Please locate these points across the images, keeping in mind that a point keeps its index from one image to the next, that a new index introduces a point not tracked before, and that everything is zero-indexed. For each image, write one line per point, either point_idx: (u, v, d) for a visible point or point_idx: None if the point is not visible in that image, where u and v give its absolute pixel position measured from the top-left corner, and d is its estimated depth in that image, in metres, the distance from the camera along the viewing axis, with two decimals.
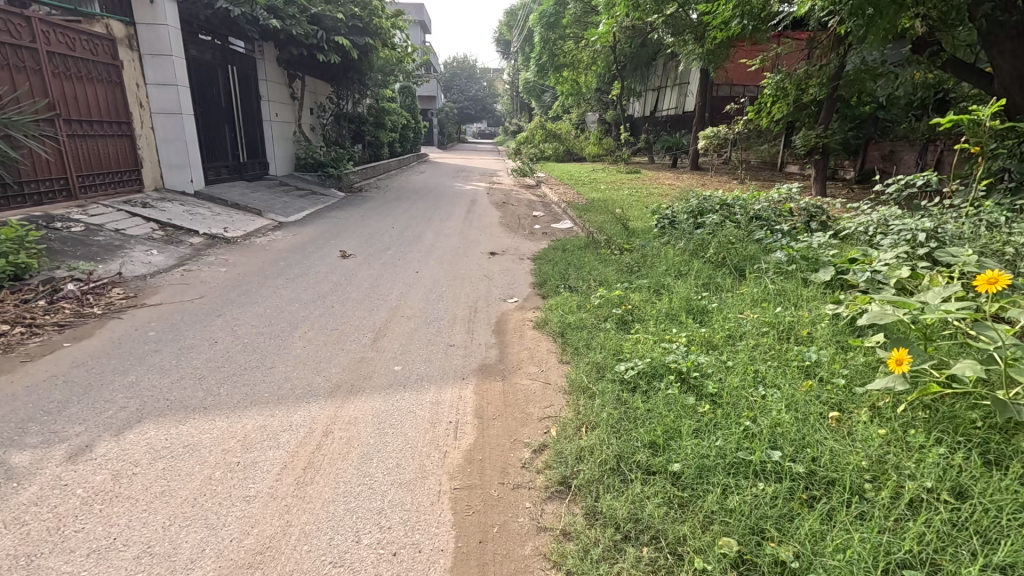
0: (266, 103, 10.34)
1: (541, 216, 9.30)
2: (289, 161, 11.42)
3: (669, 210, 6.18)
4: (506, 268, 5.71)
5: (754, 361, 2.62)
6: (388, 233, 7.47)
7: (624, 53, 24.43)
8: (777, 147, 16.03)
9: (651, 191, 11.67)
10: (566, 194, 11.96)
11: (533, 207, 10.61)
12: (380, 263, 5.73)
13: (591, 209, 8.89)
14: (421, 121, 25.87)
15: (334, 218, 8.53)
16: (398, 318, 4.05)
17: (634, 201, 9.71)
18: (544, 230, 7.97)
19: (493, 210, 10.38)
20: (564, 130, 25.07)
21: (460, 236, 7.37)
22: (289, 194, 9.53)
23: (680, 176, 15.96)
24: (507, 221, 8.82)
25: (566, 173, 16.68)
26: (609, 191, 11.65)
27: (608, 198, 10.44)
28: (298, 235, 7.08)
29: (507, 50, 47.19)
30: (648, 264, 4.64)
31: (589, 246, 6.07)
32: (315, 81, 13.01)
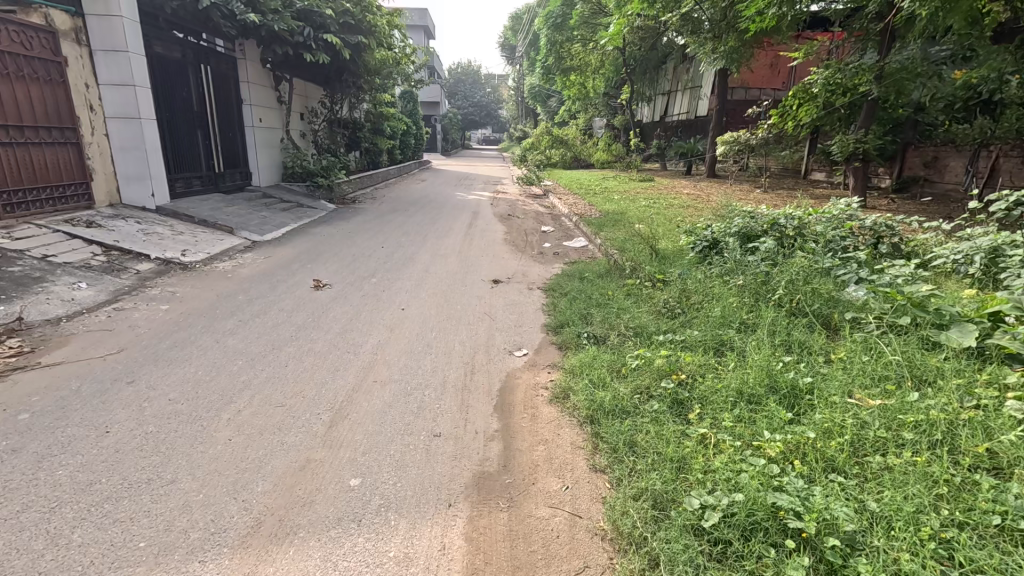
0: (248, 107, 9.43)
1: (551, 232, 8.35)
2: (275, 171, 10.50)
3: (708, 231, 5.17)
4: (511, 301, 4.72)
5: (924, 516, 1.60)
6: (376, 254, 6.50)
7: (634, 55, 23.48)
8: (800, 154, 15.00)
9: (670, 201, 10.66)
10: (577, 206, 11.00)
11: (542, 221, 9.65)
12: (360, 297, 4.74)
13: (606, 225, 7.92)
14: (423, 127, 24.96)
15: (318, 235, 7.57)
16: (369, 385, 3.05)
17: (654, 215, 8.73)
18: (554, 250, 6.99)
19: (497, 224, 9.41)
20: (571, 136, 24.14)
21: (458, 258, 6.38)
22: (270, 208, 8.60)
23: (696, 184, 14.92)
24: (512, 238, 7.86)
25: (574, 181, 15.70)
26: (624, 203, 10.65)
27: (624, 211, 9.45)
28: (272, 257, 6.12)
29: (511, 55, 46.42)
30: (695, 307, 3.64)
31: (611, 274, 5.08)
32: (306, 84, 12.11)
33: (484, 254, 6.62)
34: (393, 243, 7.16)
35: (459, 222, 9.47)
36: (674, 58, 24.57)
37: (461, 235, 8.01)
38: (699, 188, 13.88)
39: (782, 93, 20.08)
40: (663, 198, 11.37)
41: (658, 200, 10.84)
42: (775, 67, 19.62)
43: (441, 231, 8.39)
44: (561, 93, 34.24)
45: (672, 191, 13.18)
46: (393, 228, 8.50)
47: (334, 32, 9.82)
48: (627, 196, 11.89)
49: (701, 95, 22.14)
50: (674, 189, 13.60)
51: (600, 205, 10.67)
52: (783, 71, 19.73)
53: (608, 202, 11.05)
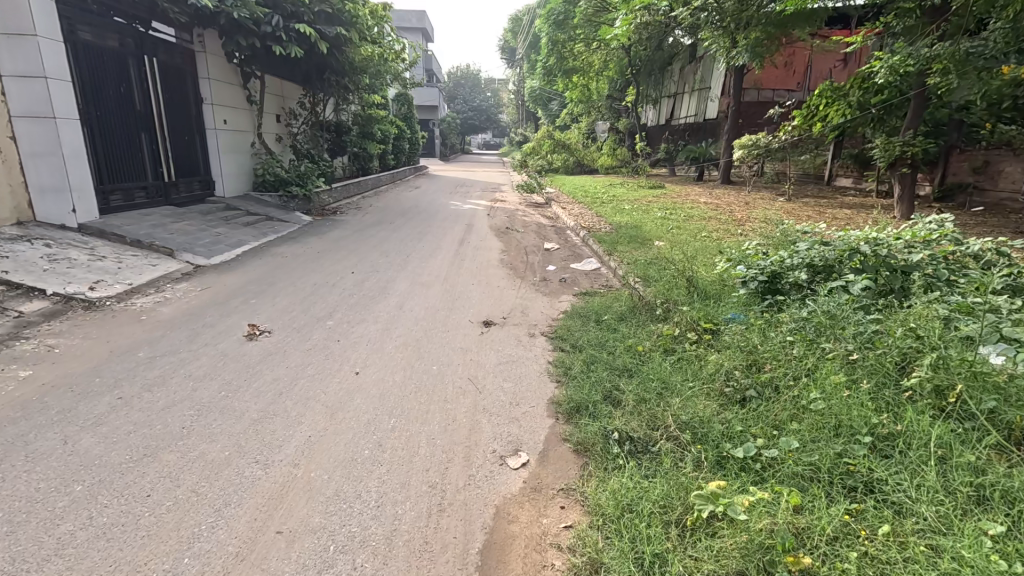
0: (209, 106, 8.33)
1: (555, 250, 7.20)
2: (245, 179, 9.36)
3: (762, 260, 3.99)
4: (506, 356, 3.55)
5: None
6: (345, 282, 5.34)
7: (639, 55, 22.44)
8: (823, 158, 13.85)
9: (688, 212, 9.52)
10: (584, 217, 9.88)
11: (545, 235, 8.52)
12: (306, 351, 3.57)
13: (621, 243, 6.79)
14: (420, 131, 23.95)
15: (281, 256, 6.41)
16: (269, 543, 1.86)
17: (674, 231, 7.60)
18: (560, 275, 5.82)
19: (493, 240, 8.25)
20: (574, 139, 23.01)
21: (444, 287, 5.22)
22: (230, 223, 7.45)
23: (710, 191, 13.82)
24: (512, 258, 6.71)
25: (579, 188, 14.59)
26: (636, 214, 9.49)
27: (639, 224, 8.32)
28: (213, 288, 4.96)
29: (511, 57, 45.54)
30: (778, 390, 2.47)
31: (637, 318, 3.93)
32: (282, 83, 10.99)
33: (476, 282, 5.46)
34: (370, 267, 6.01)
35: (452, 236, 8.34)
36: (681, 58, 23.52)
37: (452, 254, 6.87)
38: (715, 195, 12.75)
39: (798, 94, 19.87)
40: (679, 208, 10.26)
41: (674, 212, 9.71)
42: (790, 67, 19.57)
43: (429, 248, 7.27)
44: (564, 96, 33.22)
45: (686, 199, 12.10)
46: (374, 245, 7.37)
47: (307, 21, 8.72)
48: (638, 206, 10.77)
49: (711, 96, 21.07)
50: (688, 197, 12.47)
51: (609, 216, 9.54)
52: (799, 70, 19.59)
53: (618, 213, 9.92)
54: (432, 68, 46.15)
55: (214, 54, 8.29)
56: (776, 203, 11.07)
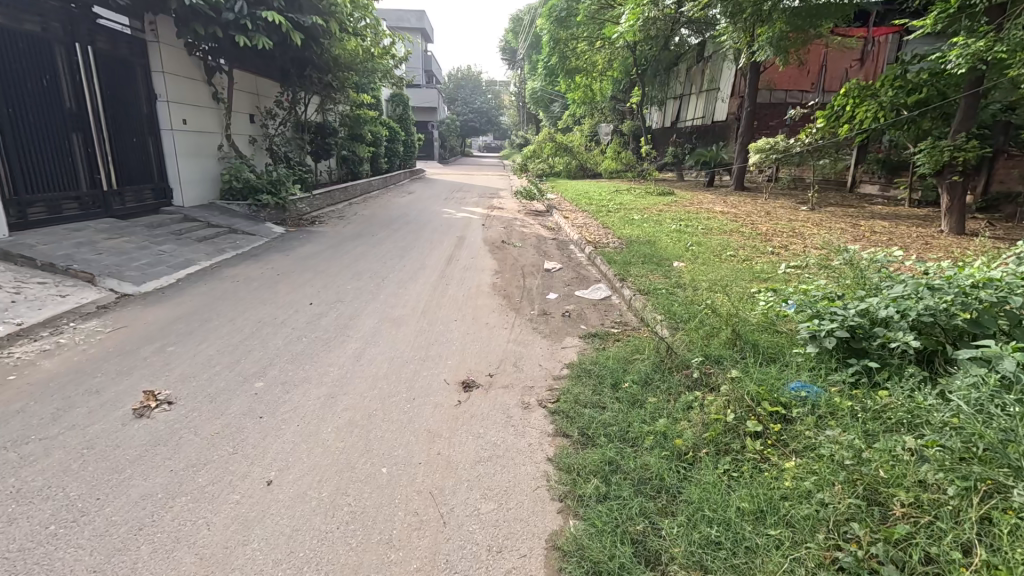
0: (164, 103, 7.34)
1: (557, 271, 6.20)
2: (210, 186, 8.37)
3: (835, 303, 2.98)
4: (488, 444, 2.54)
5: None
6: (300, 318, 4.33)
7: (645, 54, 21.50)
8: (845, 163, 12.86)
9: (705, 225, 8.51)
10: (590, 229, 8.88)
11: (545, 251, 7.51)
12: (211, 436, 2.57)
13: (634, 265, 5.78)
14: (416, 132, 22.95)
15: (232, 279, 5.41)
16: None
17: (694, 249, 6.59)
18: (562, 308, 4.79)
19: (486, 256, 7.26)
20: (576, 142, 21.77)
21: (420, 325, 4.21)
22: (181, 238, 6.47)
23: (724, 199, 12.80)
24: (505, 281, 5.70)
25: (582, 195, 13.57)
26: (647, 227, 8.48)
27: (653, 240, 7.32)
28: (128, 328, 3.96)
29: (512, 58, 44.73)
30: (934, 571, 1.48)
31: (669, 385, 2.92)
32: (258, 79, 10.01)
33: (460, 318, 4.44)
34: (334, 295, 5.00)
35: (439, 252, 7.33)
36: (689, 57, 22.49)
37: (436, 277, 5.86)
38: (730, 203, 11.75)
39: (811, 96, 19.27)
40: (695, 219, 9.24)
41: (690, 224, 8.70)
42: (803, 67, 18.94)
43: (411, 268, 6.26)
44: (566, 96, 32.20)
45: (701, 207, 11.11)
46: (349, 264, 6.38)
47: (278, 9, 7.75)
48: (648, 216, 9.76)
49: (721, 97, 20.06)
50: (703, 205, 11.46)
51: (618, 229, 8.53)
52: (813, 71, 18.95)
53: (627, 224, 8.90)
54: (431, 68, 45.24)
55: (169, 45, 7.31)
56: (800, 213, 10.07)
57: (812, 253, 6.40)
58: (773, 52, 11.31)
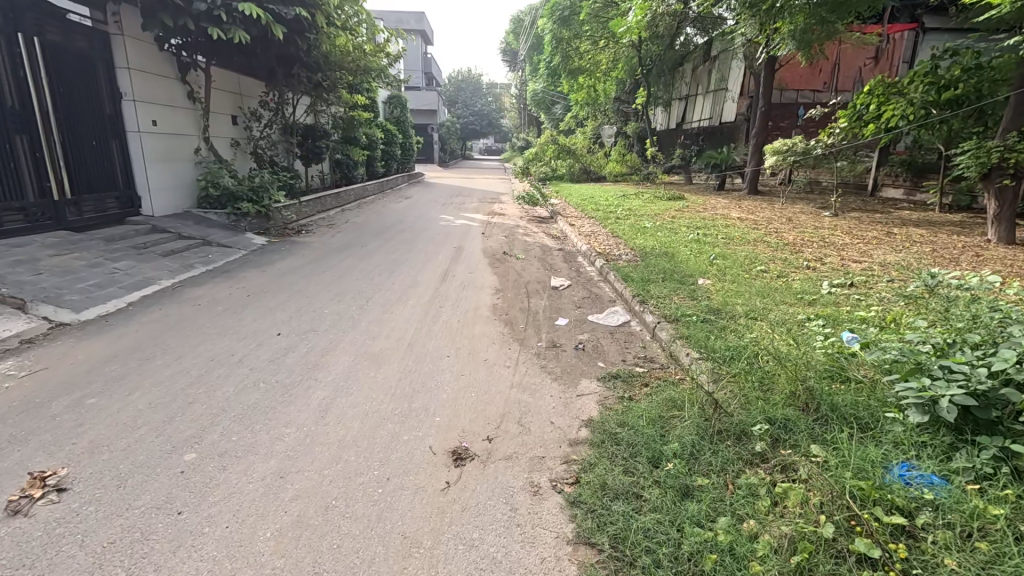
0: (130, 103, 6.67)
1: (565, 289, 5.49)
2: (184, 193, 7.68)
3: (944, 353, 2.28)
4: (484, 563, 1.83)
5: None
6: (261, 355, 3.61)
7: (650, 53, 20.87)
8: (866, 166, 12.16)
9: (725, 234, 7.80)
10: (599, 238, 8.17)
11: (550, 263, 6.82)
12: (105, 547, 1.87)
13: (654, 284, 5.08)
14: (415, 135, 22.30)
15: (193, 302, 4.70)
16: None
17: (719, 263, 5.89)
18: (573, 338, 4.09)
19: (486, 269, 6.55)
20: (577, 142, 20.94)
21: (404, 364, 3.50)
22: (142, 252, 5.77)
23: (739, 203, 12.11)
24: (508, 301, 5.00)
25: (587, 199, 12.88)
26: (662, 236, 7.79)
27: (670, 252, 6.63)
28: (48, 370, 3.26)
29: (513, 60, 44.24)
30: None
31: (723, 465, 2.21)
32: (241, 78, 9.34)
33: (453, 352, 3.74)
34: (307, 322, 4.29)
35: (434, 265, 6.64)
36: (695, 57, 21.87)
37: (428, 297, 5.16)
38: (746, 209, 11.07)
39: (823, 96, 18.63)
40: (713, 227, 8.55)
41: (708, 233, 8.00)
42: (815, 66, 18.33)
43: (400, 286, 5.56)
44: (569, 98, 31.56)
45: (716, 213, 10.42)
46: (331, 280, 5.69)
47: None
48: (661, 223, 9.07)
49: (730, 97, 19.40)
50: (717, 211, 10.78)
51: (629, 238, 7.83)
52: (825, 70, 18.31)
53: (639, 233, 8.20)
54: (432, 70, 44.67)
55: (136, 39, 6.66)
56: (824, 219, 9.38)
57: (852, 268, 5.70)
58: (791, 47, 10.63)
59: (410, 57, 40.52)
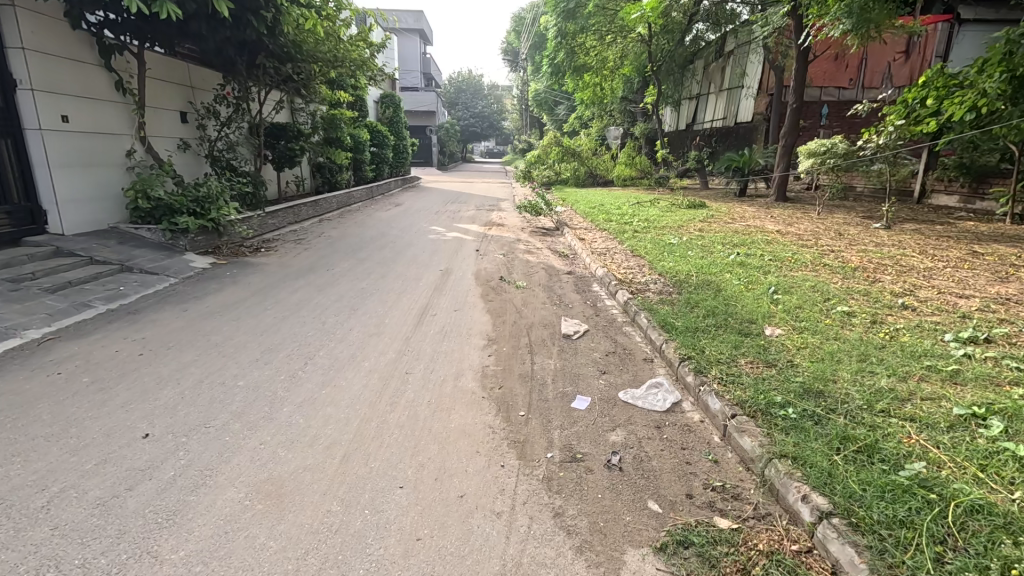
0: (27, 92, 5.36)
1: (580, 339, 4.07)
2: (108, 205, 6.31)
3: None
4: None
5: None
6: (89, 492, 2.16)
7: (661, 49, 19.56)
8: (914, 169, 10.75)
9: (770, 255, 6.37)
10: (616, 259, 6.75)
11: (558, 295, 5.40)
12: None
13: (707, 337, 3.68)
14: (410, 137, 20.93)
15: (51, 368, 3.30)
16: None
17: (781, 301, 4.47)
18: (599, 439, 2.67)
19: (480, 302, 5.14)
20: (584, 145, 19.63)
21: (325, 516, 2.06)
22: (22, 288, 4.40)
23: (769, 212, 10.69)
24: (503, 363, 3.58)
25: (597, 208, 11.47)
26: (694, 256, 6.36)
27: (711, 281, 5.19)
28: None
29: (514, 60, 43.04)
30: None
31: None
32: (193, 68, 7.94)
33: (409, 479, 2.31)
34: (200, 411, 2.85)
35: (411, 297, 5.22)
36: (708, 53, 21.13)
37: (392, 354, 3.73)
38: (781, 219, 9.64)
39: (848, 92, 17.43)
40: (752, 244, 7.12)
41: (750, 251, 6.60)
42: (840, 61, 17.17)
43: (359, 334, 4.13)
44: (573, 98, 30.29)
45: (749, 224, 9.01)
46: (268, 326, 4.26)
47: None
48: (688, 238, 7.66)
49: (752, 94, 18.26)
50: (749, 222, 9.35)
51: (652, 259, 6.40)
52: (851, 66, 17.12)
53: (665, 252, 6.78)
54: (431, 71, 43.50)
55: (36, 14, 5.37)
56: (879, 233, 7.98)
57: (961, 307, 4.31)
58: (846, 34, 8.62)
59: (409, 57, 39.30)
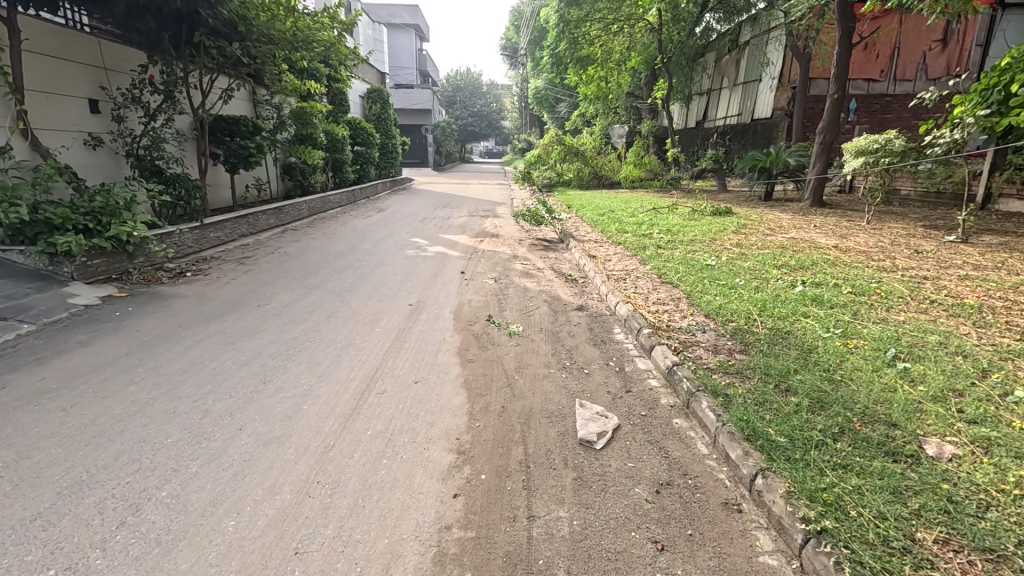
0: None
1: (608, 455, 2.48)
2: None
3: None
4: None
5: None
6: None
7: (671, 38, 18.06)
8: (982, 169, 9.16)
9: (850, 286, 4.77)
10: (641, 289, 5.15)
11: (567, 350, 3.81)
12: None
13: (836, 468, 2.11)
14: (400, 135, 19.35)
15: None
16: None
17: (920, 380, 2.85)
18: None
19: (456, 364, 3.54)
20: (588, 144, 18.09)
21: None
22: None
23: (810, 220, 9.10)
24: (475, 525, 2.00)
25: (606, 215, 9.90)
26: (748, 288, 4.75)
27: (789, 336, 3.58)
28: None
29: (513, 57, 41.43)
30: None
31: None
32: (109, 46, 6.39)
33: None
34: None
35: (356, 357, 3.62)
36: (721, 45, 19.69)
37: (282, 499, 2.13)
38: (830, 230, 8.07)
39: (879, 85, 15.74)
40: (816, 267, 5.51)
41: (819, 280, 5.01)
42: (871, 49, 15.57)
43: (247, 444, 2.51)
44: (575, 95, 28.75)
45: (795, 237, 7.44)
46: (107, 424, 2.66)
47: None
48: (729, 257, 6.05)
49: (771, 85, 16.70)
50: (792, 233, 7.79)
51: (690, 293, 4.80)
52: (883, 55, 15.49)
53: (705, 279, 5.17)
54: (427, 68, 41.97)
55: None
56: (963, 250, 6.41)
57: None
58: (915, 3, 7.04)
59: (403, 53, 37.74)
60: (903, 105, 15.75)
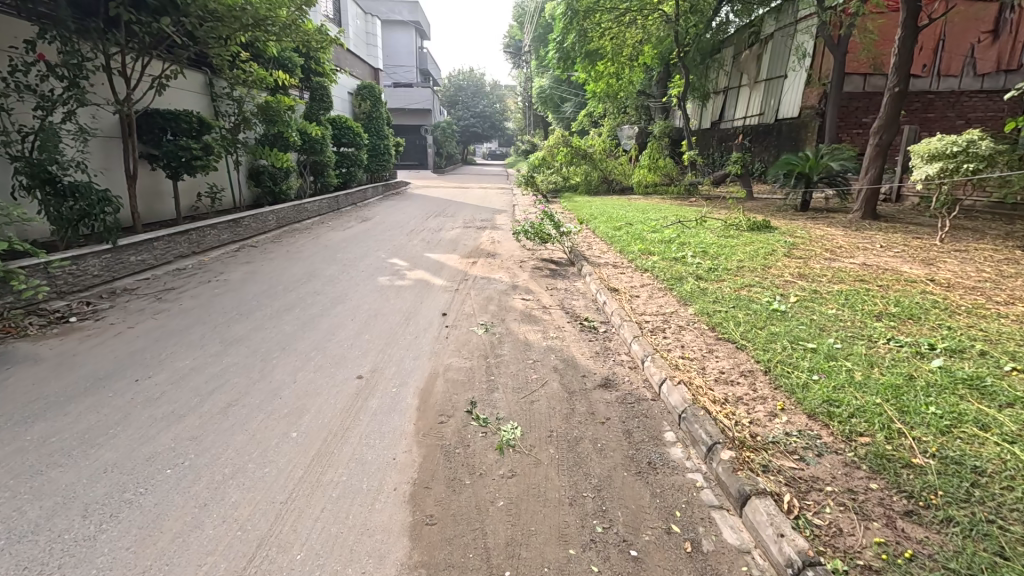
0: None
1: None
2: None
3: None
4: None
5: None
6: None
7: (688, 30, 16.56)
8: None
9: (1006, 356, 3.23)
10: (691, 354, 3.61)
11: (594, 490, 2.28)
12: None
13: None
14: (392, 136, 17.85)
15: None
16: None
17: None
18: None
19: (404, 529, 2.03)
20: (597, 145, 16.55)
21: None
22: None
23: (871, 238, 7.56)
24: None
25: (624, 230, 8.36)
26: (857, 360, 3.20)
27: (989, 485, 2.04)
28: None
29: (518, 55, 39.84)
30: None
31: None
32: None
33: None
34: None
35: (231, 512, 2.10)
36: (741, 39, 18.18)
37: None
38: (905, 253, 6.53)
39: (924, 81, 13.75)
40: (931, 318, 3.96)
41: (950, 341, 3.46)
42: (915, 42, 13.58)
43: None
44: (582, 93, 27.17)
45: (869, 264, 5.89)
46: None
47: None
48: (801, 300, 4.50)
49: (799, 81, 15.14)
50: (861, 259, 6.25)
51: (768, 367, 3.26)
52: (927, 48, 13.63)
53: (783, 338, 3.64)
54: (427, 66, 40.40)
55: None
56: None
57: None
58: None
59: (402, 50, 36.27)
60: (947, 103, 14.06)
